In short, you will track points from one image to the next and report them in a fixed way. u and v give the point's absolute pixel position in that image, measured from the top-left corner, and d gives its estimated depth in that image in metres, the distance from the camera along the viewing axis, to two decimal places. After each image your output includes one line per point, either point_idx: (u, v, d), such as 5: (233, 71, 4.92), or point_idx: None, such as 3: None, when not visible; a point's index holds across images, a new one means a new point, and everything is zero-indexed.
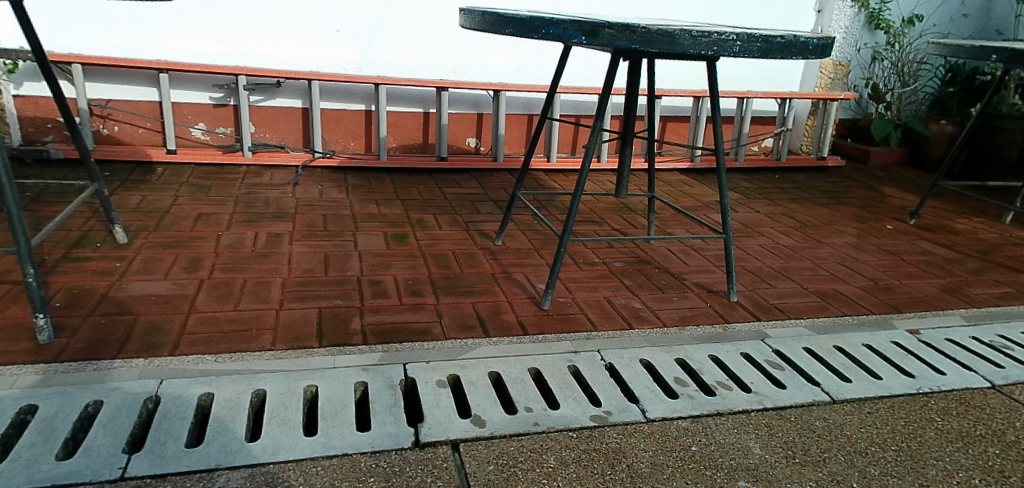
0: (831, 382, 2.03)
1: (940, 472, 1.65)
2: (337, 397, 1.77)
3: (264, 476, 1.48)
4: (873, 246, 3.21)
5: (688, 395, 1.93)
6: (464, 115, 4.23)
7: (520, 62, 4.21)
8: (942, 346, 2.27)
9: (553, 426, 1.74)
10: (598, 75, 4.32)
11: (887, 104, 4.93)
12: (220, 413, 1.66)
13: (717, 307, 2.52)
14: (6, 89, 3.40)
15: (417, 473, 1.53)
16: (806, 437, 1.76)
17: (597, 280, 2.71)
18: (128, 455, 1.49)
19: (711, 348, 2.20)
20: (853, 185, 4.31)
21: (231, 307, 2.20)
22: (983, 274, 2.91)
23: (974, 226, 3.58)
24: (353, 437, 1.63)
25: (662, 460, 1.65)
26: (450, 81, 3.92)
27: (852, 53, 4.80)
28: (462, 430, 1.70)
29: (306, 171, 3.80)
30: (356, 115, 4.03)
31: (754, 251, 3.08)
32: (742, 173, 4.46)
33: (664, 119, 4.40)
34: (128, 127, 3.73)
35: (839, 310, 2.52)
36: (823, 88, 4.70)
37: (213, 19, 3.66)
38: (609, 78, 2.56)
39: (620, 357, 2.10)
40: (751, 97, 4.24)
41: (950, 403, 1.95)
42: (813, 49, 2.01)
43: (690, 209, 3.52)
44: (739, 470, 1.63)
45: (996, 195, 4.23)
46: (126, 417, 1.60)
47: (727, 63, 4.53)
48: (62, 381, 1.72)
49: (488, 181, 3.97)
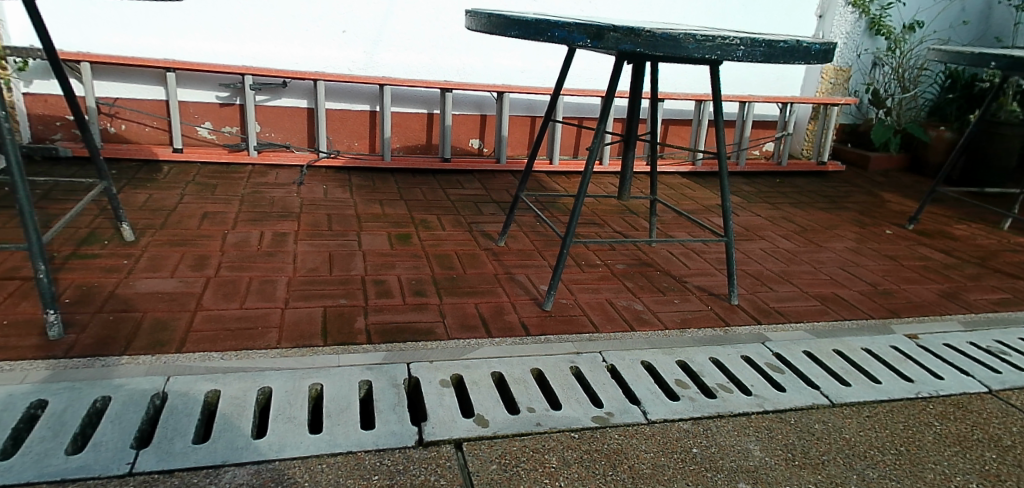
0: (830, 386, 2.05)
1: (938, 476, 1.67)
2: (342, 396, 1.79)
3: (270, 473, 1.50)
4: (873, 251, 3.23)
5: (689, 397, 1.95)
6: (468, 116, 4.25)
7: (524, 65, 4.24)
8: (941, 351, 2.29)
9: (555, 427, 1.76)
10: (601, 78, 4.34)
11: (888, 109, 4.95)
12: (226, 410, 1.68)
13: (717, 310, 2.53)
14: (16, 87, 3.42)
15: (421, 471, 1.55)
16: (805, 440, 1.78)
17: (599, 282, 2.73)
18: (136, 451, 1.51)
19: (712, 350, 2.22)
20: (854, 190, 4.33)
21: (237, 306, 2.22)
22: (981, 280, 2.92)
23: (973, 232, 3.60)
24: (358, 436, 1.65)
25: (663, 462, 1.67)
26: (454, 82, 3.94)
27: (854, 58, 4.81)
28: (465, 429, 1.71)
29: (311, 171, 3.82)
30: (361, 116, 4.05)
31: (754, 255, 3.10)
32: (743, 176, 4.48)
33: (667, 123, 4.42)
34: (135, 125, 3.75)
35: (838, 314, 2.54)
36: (825, 92, 4.71)
37: (220, 19, 3.68)
38: (613, 81, 2.57)
39: (621, 359, 2.12)
40: (753, 101, 4.26)
41: (948, 407, 1.97)
42: (815, 54, 2.02)
43: (692, 212, 3.54)
44: (739, 472, 1.64)
45: (996, 201, 4.25)
46: (134, 413, 1.62)
47: (730, 68, 4.55)
48: (71, 377, 1.74)
49: (491, 182, 3.99)
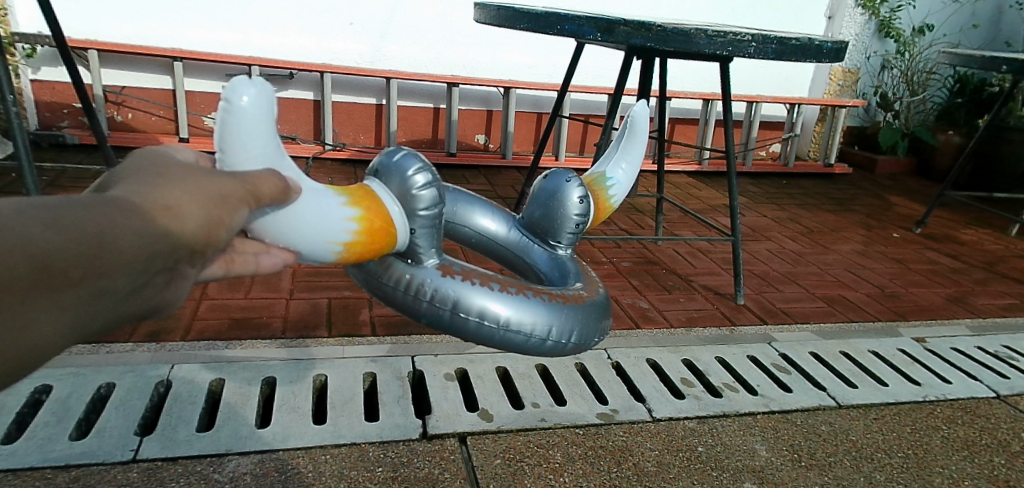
0: (837, 388, 2.03)
1: (945, 480, 1.66)
2: (346, 387, 1.78)
3: (274, 462, 1.49)
4: (880, 254, 3.21)
5: (694, 396, 1.94)
6: (474, 111, 4.24)
7: (532, 61, 4.23)
8: (948, 355, 2.28)
9: (560, 423, 1.75)
10: (609, 75, 4.32)
11: (896, 113, 4.93)
12: (231, 398, 1.67)
13: (723, 309, 2.52)
14: (23, 73, 3.42)
15: (424, 464, 1.54)
16: (811, 441, 1.77)
17: (604, 279, 2.72)
18: (140, 437, 1.50)
19: (717, 350, 2.21)
20: (861, 192, 4.31)
21: (242, 295, 2.22)
22: (989, 285, 2.91)
23: (980, 237, 3.58)
24: (362, 427, 1.64)
25: (669, 460, 1.66)
26: (461, 77, 3.93)
27: (863, 60, 4.77)
28: (469, 423, 1.70)
29: (317, 163, 3.81)
30: (367, 109, 4.04)
31: (761, 255, 3.08)
32: (750, 177, 4.47)
33: (674, 121, 4.40)
34: (141, 114, 3.74)
35: (845, 316, 2.53)
36: (833, 94, 4.69)
37: (228, 9, 3.67)
38: (622, 78, 2.56)
39: (626, 356, 2.11)
40: (761, 102, 4.24)
41: (956, 412, 1.96)
42: (827, 52, 2.00)
43: (698, 211, 3.53)
44: (745, 472, 1.63)
45: (1004, 206, 4.23)
46: (138, 399, 1.62)
47: (738, 67, 4.54)
48: (76, 362, 1.73)
49: (497, 178, 3.98)
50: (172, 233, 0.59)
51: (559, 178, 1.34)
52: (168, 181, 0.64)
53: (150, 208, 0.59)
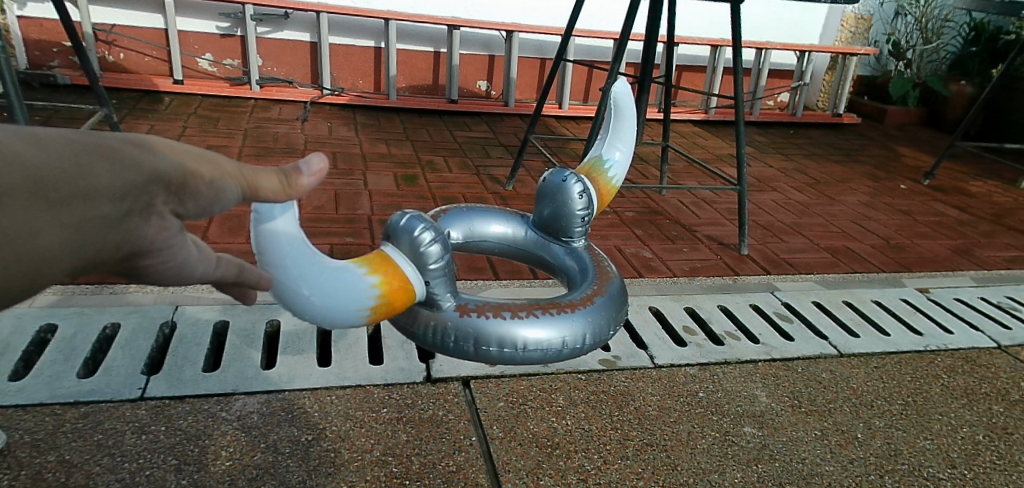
0: (839, 337, 2.04)
1: (944, 427, 1.68)
2: (350, 331, 1.78)
3: (280, 402, 1.50)
4: (886, 205, 3.19)
5: (696, 344, 1.94)
6: (475, 56, 4.15)
7: (535, 4, 4.12)
8: (951, 306, 2.28)
9: (563, 368, 1.76)
10: (614, 20, 4.22)
11: (908, 62, 4.83)
12: (235, 340, 1.68)
13: (727, 260, 2.52)
14: (11, 10, 3.32)
15: (429, 406, 1.56)
16: (812, 388, 1.79)
17: (608, 228, 2.70)
18: (147, 376, 1.51)
19: (720, 299, 2.21)
20: (868, 143, 4.26)
21: (243, 240, 2.20)
22: (995, 237, 2.90)
23: (988, 189, 3.55)
24: (367, 370, 1.65)
25: (670, 404, 1.67)
26: (463, 20, 3.83)
27: (875, 6, 4.68)
28: (473, 367, 1.71)
29: (315, 108, 3.75)
30: (366, 52, 3.95)
31: (766, 206, 3.06)
32: (756, 128, 4.41)
33: (680, 69, 4.32)
34: (134, 55, 3.65)
35: (849, 267, 2.52)
36: (844, 42, 4.58)
37: None
38: (630, 20, 2.48)
39: (630, 305, 2.11)
40: (770, 49, 4.15)
41: (956, 361, 1.97)
42: None
43: (703, 161, 3.49)
44: (746, 416, 1.65)
45: (1013, 159, 4.18)
46: (144, 340, 1.62)
47: (748, 14, 4.42)
48: (79, 302, 1.73)
49: (499, 125, 3.92)
50: (143, 165, 0.60)
51: (559, 177, 1.73)
52: (161, 141, 0.63)
53: (124, 144, 0.60)
